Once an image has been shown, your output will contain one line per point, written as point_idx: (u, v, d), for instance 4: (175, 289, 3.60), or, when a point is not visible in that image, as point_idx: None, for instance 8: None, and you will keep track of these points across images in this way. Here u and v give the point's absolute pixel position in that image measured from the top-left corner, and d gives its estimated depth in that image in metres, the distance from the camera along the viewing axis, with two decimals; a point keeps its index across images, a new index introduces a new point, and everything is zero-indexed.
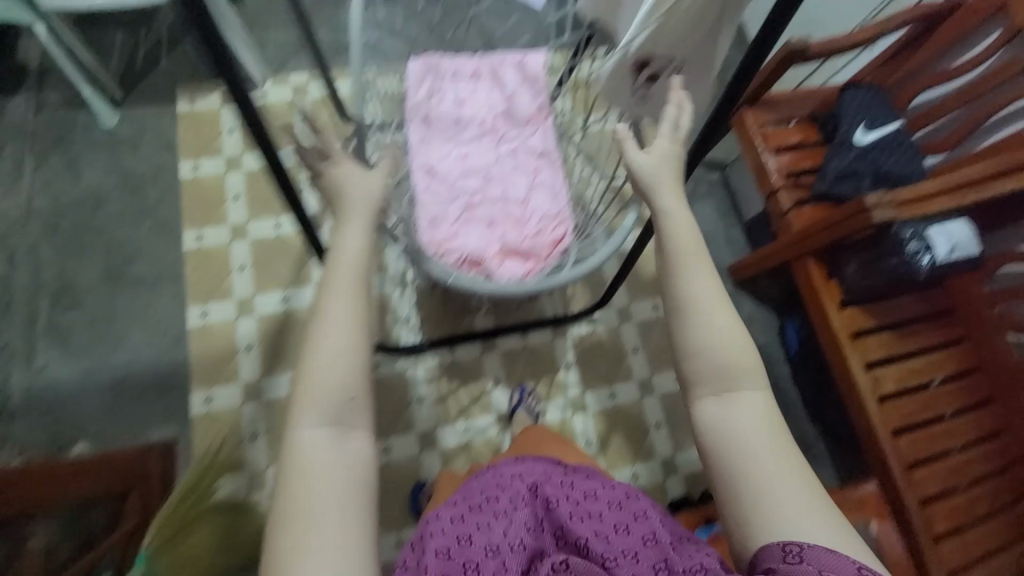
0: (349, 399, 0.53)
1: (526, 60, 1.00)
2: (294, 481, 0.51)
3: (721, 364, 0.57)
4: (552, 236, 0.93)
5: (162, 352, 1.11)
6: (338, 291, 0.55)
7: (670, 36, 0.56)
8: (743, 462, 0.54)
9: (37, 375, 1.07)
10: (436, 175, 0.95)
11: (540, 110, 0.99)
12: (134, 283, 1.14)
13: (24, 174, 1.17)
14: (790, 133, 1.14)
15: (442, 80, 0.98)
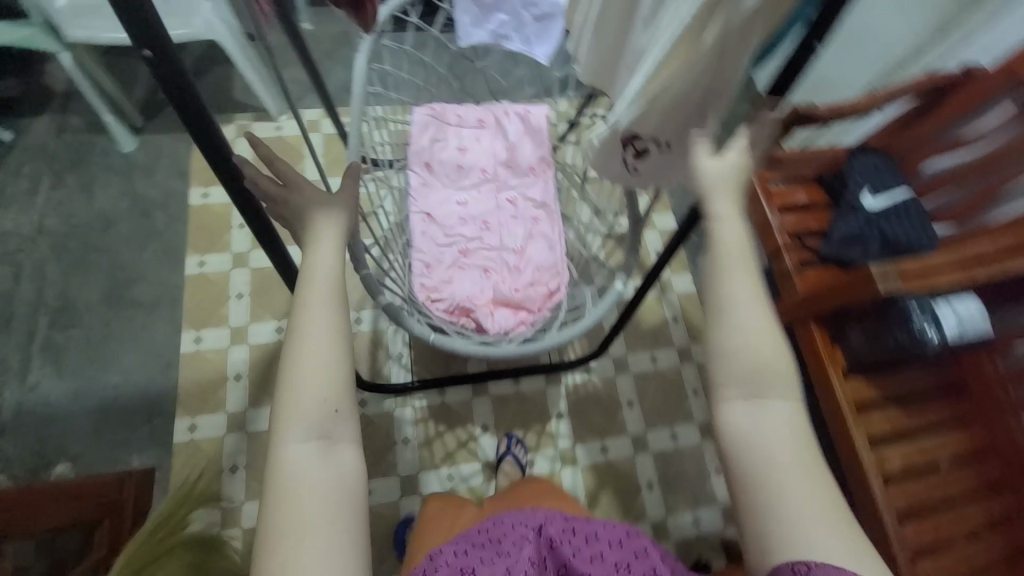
0: (334, 412, 0.47)
1: (529, 113, 1.03)
2: (278, 500, 0.44)
3: (760, 363, 0.48)
4: (545, 288, 0.94)
5: (152, 376, 1.11)
6: (314, 296, 0.49)
7: (656, 118, 0.57)
8: (768, 476, 0.45)
9: (27, 392, 1.07)
10: (434, 220, 0.98)
11: (541, 161, 1.02)
12: (133, 304, 1.15)
13: (40, 193, 1.21)
14: (795, 194, 1.13)
15: (447, 128, 1.02)
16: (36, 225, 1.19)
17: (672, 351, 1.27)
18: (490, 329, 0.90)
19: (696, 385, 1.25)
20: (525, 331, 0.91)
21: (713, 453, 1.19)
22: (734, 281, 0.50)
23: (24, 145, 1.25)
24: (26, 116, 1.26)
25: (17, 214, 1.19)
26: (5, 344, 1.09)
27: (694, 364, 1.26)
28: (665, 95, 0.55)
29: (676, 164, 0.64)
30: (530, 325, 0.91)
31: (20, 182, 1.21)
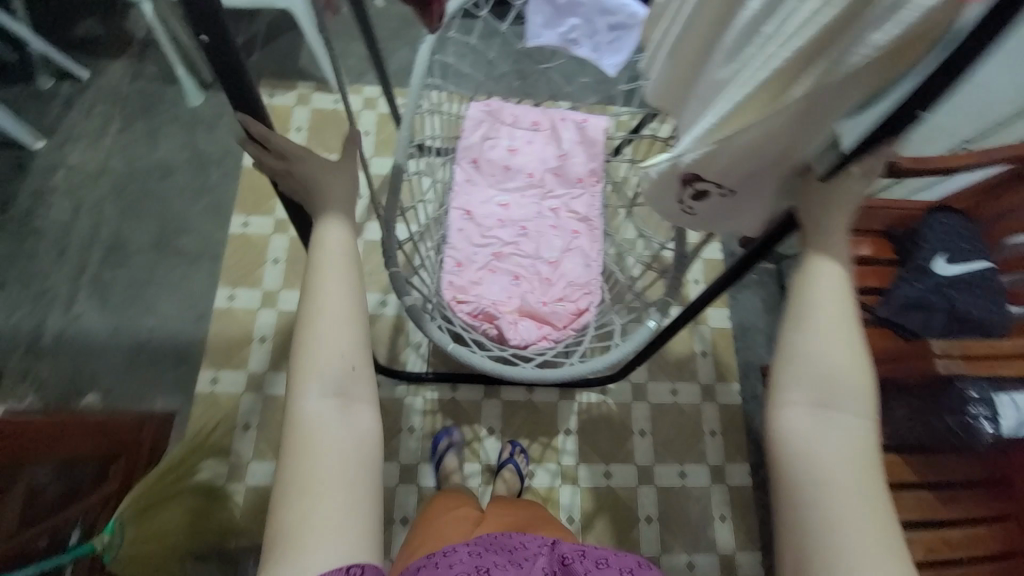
0: (350, 369, 0.51)
1: (587, 123, 1.03)
2: (300, 453, 0.48)
3: (832, 373, 0.53)
4: (574, 306, 0.94)
5: (185, 325, 1.15)
6: (326, 274, 0.52)
7: (723, 164, 0.54)
8: (820, 476, 0.51)
9: (71, 321, 1.13)
10: (473, 220, 0.99)
11: (591, 174, 1.01)
12: (178, 254, 1.20)
13: (108, 133, 1.27)
14: (860, 245, 1.04)
15: (501, 128, 1.03)
16: (101, 164, 1.25)
17: (694, 386, 1.22)
18: (512, 339, 0.89)
19: (715, 426, 1.20)
20: (546, 346, 0.90)
21: (721, 499, 1.15)
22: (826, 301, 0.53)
23: (101, 85, 1.30)
24: (105, 58, 1.32)
25: (85, 150, 1.25)
26: (57, 273, 1.16)
27: (715, 402, 1.21)
28: (737, 143, 0.51)
29: (738, 211, 0.61)
30: (552, 341, 0.91)
31: (91, 120, 1.27)
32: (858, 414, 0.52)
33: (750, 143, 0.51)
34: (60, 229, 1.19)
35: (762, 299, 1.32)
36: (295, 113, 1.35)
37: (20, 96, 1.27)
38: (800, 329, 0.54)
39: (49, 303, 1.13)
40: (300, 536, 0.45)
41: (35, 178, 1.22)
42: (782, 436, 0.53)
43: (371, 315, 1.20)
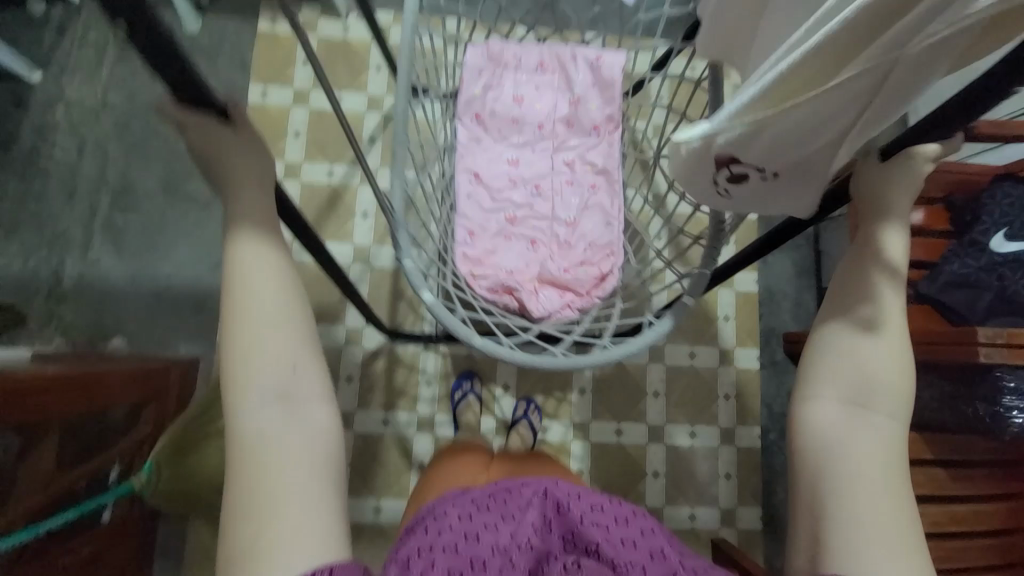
0: (290, 370, 0.52)
1: (600, 60, 0.97)
2: (250, 472, 0.49)
3: (870, 373, 0.54)
4: (597, 270, 0.93)
5: (200, 272, 1.14)
6: (243, 280, 0.52)
7: (768, 144, 0.49)
8: (849, 473, 0.52)
9: (89, 266, 1.12)
10: (482, 182, 0.96)
11: (608, 120, 0.98)
12: (188, 198, 1.16)
13: (104, 63, 1.19)
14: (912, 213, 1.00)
15: (502, 73, 0.98)
16: (101, 98, 1.18)
17: (712, 349, 1.21)
18: (533, 311, 0.89)
19: (730, 390, 1.20)
20: (569, 314, 0.90)
21: (728, 459, 1.17)
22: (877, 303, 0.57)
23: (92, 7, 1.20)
24: None
25: (81, 82, 1.18)
26: (69, 216, 1.13)
27: (733, 366, 1.21)
28: (783, 123, 0.46)
29: (782, 196, 0.56)
30: (575, 309, 0.91)
31: (84, 48, 1.19)
32: (891, 418, 0.54)
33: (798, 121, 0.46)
34: (66, 169, 1.15)
35: (793, 262, 1.26)
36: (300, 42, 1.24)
37: (7, 18, 1.18)
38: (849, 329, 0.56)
39: (64, 247, 1.12)
40: (254, 558, 0.47)
41: (33, 113, 1.16)
42: (815, 435, 0.54)
43: (387, 268, 1.19)
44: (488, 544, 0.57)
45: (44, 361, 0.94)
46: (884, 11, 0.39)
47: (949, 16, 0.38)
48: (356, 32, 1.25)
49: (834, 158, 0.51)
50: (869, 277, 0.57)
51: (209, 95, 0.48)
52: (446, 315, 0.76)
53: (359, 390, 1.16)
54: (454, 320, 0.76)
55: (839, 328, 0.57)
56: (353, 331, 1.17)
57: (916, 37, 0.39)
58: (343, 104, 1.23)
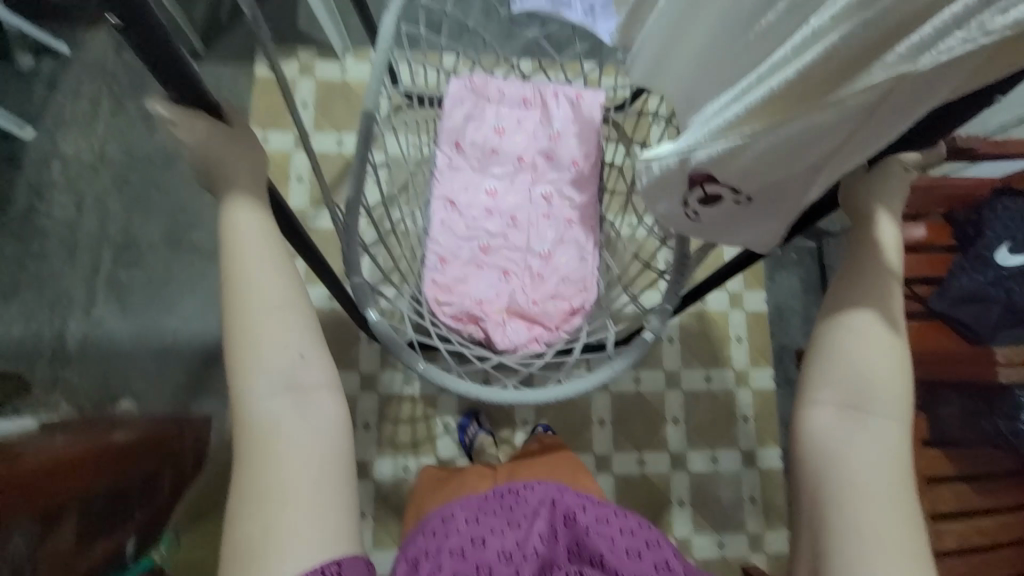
0: (299, 358, 0.54)
1: (580, 99, 0.99)
2: (256, 461, 0.50)
3: (869, 381, 0.54)
4: (567, 305, 0.93)
5: (209, 324, 1.12)
6: (243, 273, 0.54)
7: (750, 164, 0.49)
8: (845, 476, 0.52)
9: (92, 326, 1.10)
10: (456, 209, 0.98)
11: (585, 158, 0.99)
12: (192, 251, 1.15)
13: (101, 117, 1.18)
14: (914, 230, 1.02)
15: (484, 105, 1.00)
16: (99, 154, 1.16)
17: (728, 372, 1.21)
18: (498, 342, 0.90)
19: (748, 411, 1.20)
20: (536, 348, 0.91)
21: (751, 482, 1.17)
22: (875, 309, 0.57)
23: (86, 63, 1.19)
24: (84, 30, 1.20)
25: (78, 139, 1.16)
26: (69, 275, 1.11)
27: (749, 388, 1.21)
28: (766, 146, 0.47)
29: (750, 220, 0.59)
30: (543, 342, 0.92)
31: (80, 104, 1.18)
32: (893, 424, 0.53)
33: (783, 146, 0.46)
34: (65, 228, 1.12)
35: (800, 279, 1.27)
36: (299, 86, 1.24)
37: None
38: (844, 334, 0.57)
39: (67, 306, 1.09)
40: (257, 549, 0.48)
41: (29, 172, 1.13)
42: (812, 437, 0.56)
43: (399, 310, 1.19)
44: (493, 550, 0.59)
45: (51, 427, 0.89)
46: (874, 39, 0.38)
47: (962, 34, 0.34)
48: (355, 74, 1.25)
49: (807, 188, 0.52)
50: (864, 285, 0.57)
51: (205, 99, 0.49)
52: (395, 340, 0.81)
53: (377, 437, 1.14)
54: (401, 343, 0.81)
55: (833, 335, 0.57)
56: (367, 376, 1.16)
57: (925, 53, 0.35)
58: (346, 146, 1.23)
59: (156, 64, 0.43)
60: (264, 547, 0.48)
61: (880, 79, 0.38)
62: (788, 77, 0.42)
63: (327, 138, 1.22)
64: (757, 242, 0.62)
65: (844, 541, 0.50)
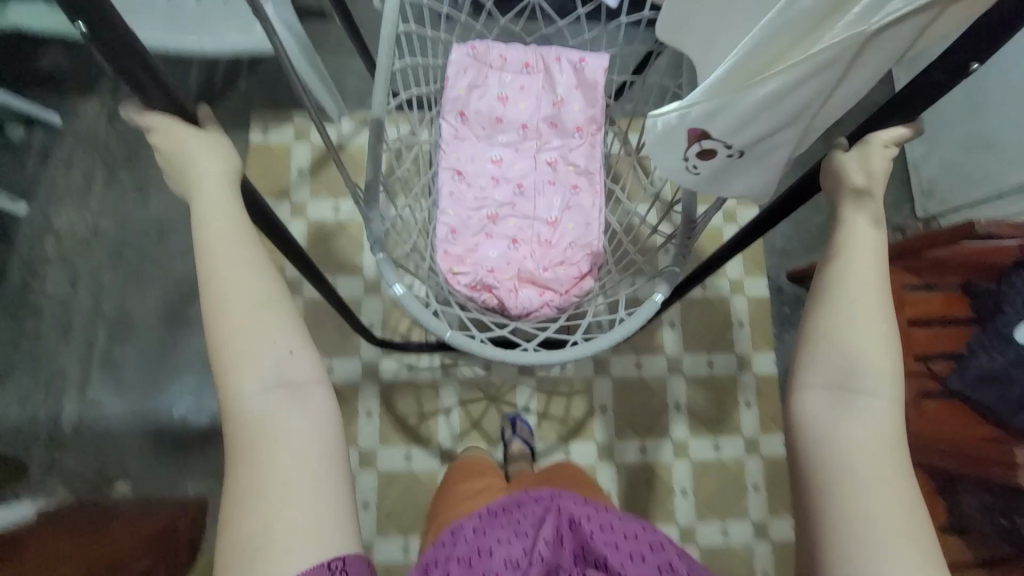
0: (288, 353, 0.49)
1: (584, 62, 0.96)
2: (244, 457, 0.46)
3: (863, 358, 0.48)
4: (576, 270, 0.92)
5: (205, 400, 1.10)
6: (212, 249, 0.49)
7: (738, 116, 0.51)
8: (845, 461, 0.46)
9: (88, 406, 1.08)
10: (465, 179, 0.95)
11: (589, 122, 0.96)
12: (186, 324, 1.13)
13: (94, 189, 1.16)
14: (930, 304, 1.02)
15: (489, 72, 0.97)
16: (92, 228, 1.14)
17: (739, 440, 1.18)
18: (512, 309, 0.90)
19: (759, 480, 1.16)
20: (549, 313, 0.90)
21: (765, 555, 1.13)
22: (858, 279, 0.50)
23: (76, 132, 1.18)
24: (75, 98, 1.19)
25: (70, 212, 1.15)
26: (64, 354, 1.10)
27: (760, 455, 1.17)
28: (753, 100, 0.49)
29: (744, 172, 0.58)
30: (555, 308, 0.91)
31: (72, 175, 1.16)
32: (887, 404, 0.47)
33: (772, 97, 0.49)
34: (59, 304, 1.11)
35: None
36: (295, 151, 1.22)
37: None
38: (831, 308, 0.50)
39: (62, 388, 1.09)
40: (256, 548, 0.43)
41: (22, 246, 1.13)
42: (801, 423, 0.50)
43: (400, 382, 1.17)
44: (500, 560, 0.51)
45: (51, 516, 0.91)
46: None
47: (900, 2, 0.41)
48: (352, 136, 1.23)
49: (791, 140, 0.55)
50: (852, 256, 0.51)
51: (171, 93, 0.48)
52: (422, 313, 0.84)
53: (378, 514, 1.11)
54: (428, 314, 0.84)
55: (816, 311, 0.51)
56: (366, 452, 1.14)
57: (875, 15, 0.42)
58: (342, 212, 1.21)
59: (124, 67, 0.43)
60: (237, 543, 0.44)
61: (842, 34, 0.44)
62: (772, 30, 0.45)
63: (325, 205, 1.21)
64: (749, 195, 0.61)
65: (847, 534, 0.44)
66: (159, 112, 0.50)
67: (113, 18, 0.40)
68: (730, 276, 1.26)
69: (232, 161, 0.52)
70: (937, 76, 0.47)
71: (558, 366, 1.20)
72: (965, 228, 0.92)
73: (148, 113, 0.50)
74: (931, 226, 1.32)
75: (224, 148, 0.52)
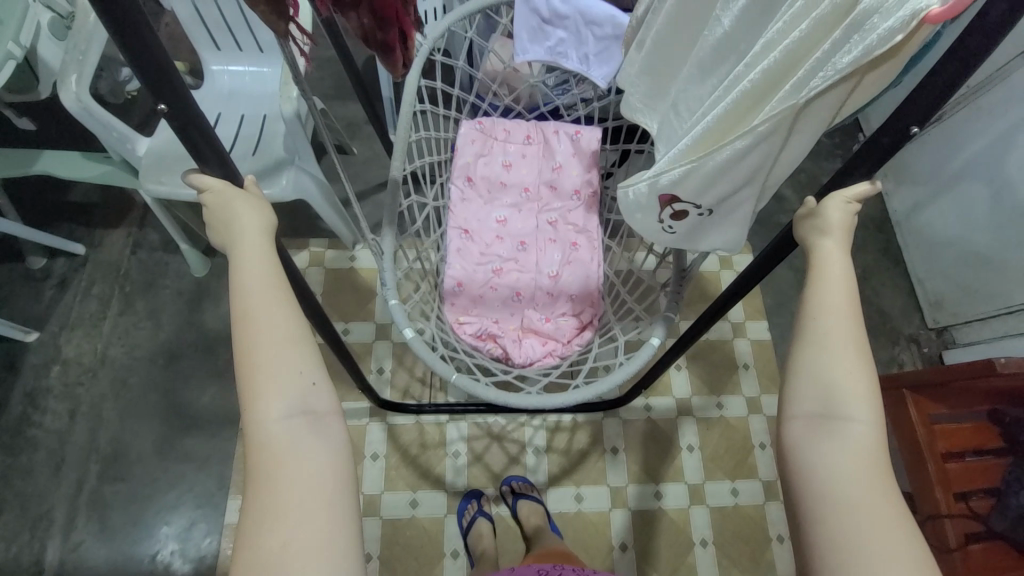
0: (311, 385, 0.49)
1: (580, 134, 1.00)
2: (261, 488, 0.44)
3: (846, 380, 0.49)
4: (576, 322, 0.93)
5: (192, 544, 1.03)
6: (253, 284, 0.50)
7: (695, 182, 0.59)
8: (836, 478, 0.46)
9: (69, 551, 1.01)
10: (472, 238, 0.97)
11: (586, 186, 0.99)
12: (184, 457, 1.08)
13: (108, 317, 1.18)
14: (963, 435, 0.98)
15: (493, 143, 1.01)
16: (100, 356, 1.15)
17: None
18: (516, 357, 0.91)
19: None
20: (551, 363, 0.91)
21: None
22: (838, 308, 0.52)
23: (97, 260, 1.22)
24: (102, 228, 1.24)
25: (82, 340, 1.16)
26: (52, 494, 1.04)
27: None
28: (712, 165, 0.56)
29: (714, 230, 0.66)
30: (557, 358, 0.92)
31: (89, 303, 1.19)
32: (870, 423, 0.48)
33: (721, 166, 0.56)
34: (55, 438, 1.08)
35: None
36: (308, 275, 1.25)
37: (8, 280, 1.19)
38: (819, 335, 0.51)
39: (44, 531, 1.02)
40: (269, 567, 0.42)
41: (27, 376, 1.12)
42: (792, 443, 0.50)
43: (403, 520, 1.10)
44: None
45: None
46: (767, 82, 0.50)
47: (823, 74, 0.45)
48: (364, 260, 1.28)
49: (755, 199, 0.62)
50: (841, 286, 0.53)
51: (226, 163, 0.50)
52: (428, 355, 0.83)
53: None
54: (434, 358, 0.84)
55: (803, 336, 0.52)
56: None
57: (803, 90, 0.47)
58: (352, 334, 1.22)
59: (195, 149, 0.47)
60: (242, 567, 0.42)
61: (777, 108, 0.49)
62: (727, 108, 0.53)
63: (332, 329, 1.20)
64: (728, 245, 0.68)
65: (840, 549, 0.43)
66: (212, 176, 0.51)
67: (197, 114, 0.45)
68: (745, 393, 1.22)
69: (268, 218, 0.53)
70: (885, 142, 0.50)
71: (571, 497, 1.13)
72: (984, 363, 0.90)
73: (202, 176, 0.51)
74: (944, 335, 1.33)
75: (259, 205, 0.53)
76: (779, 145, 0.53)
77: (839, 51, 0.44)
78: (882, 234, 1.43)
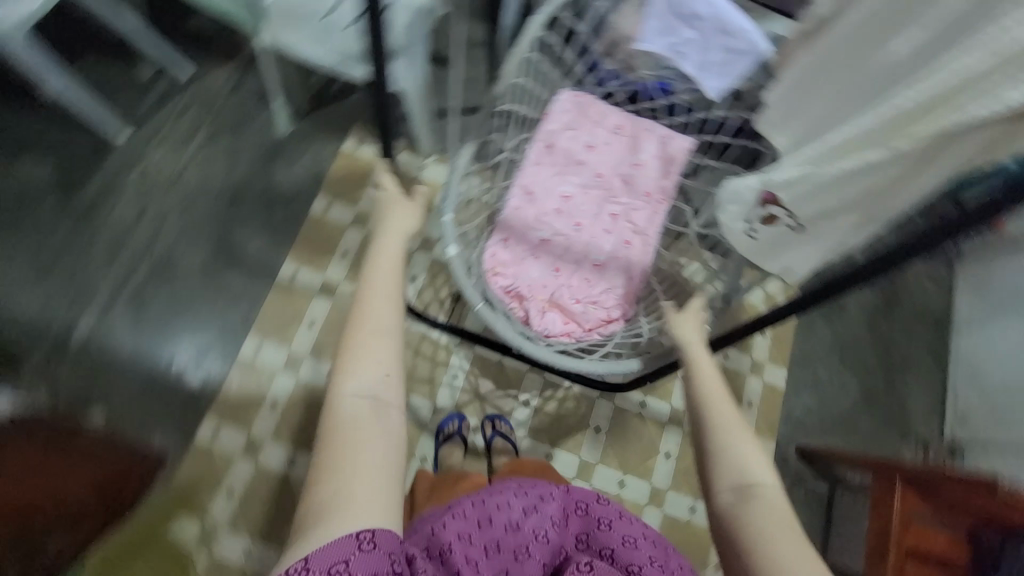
0: (385, 377, 0.55)
1: (672, 139, 0.99)
2: (331, 451, 0.49)
3: (741, 452, 0.58)
4: (604, 313, 0.95)
5: (204, 363, 1.13)
6: (375, 276, 0.60)
7: (804, 188, 0.63)
8: (745, 537, 0.52)
9: (101, 328, 1.12)
10: (533, 201, 0.98)
11: (660, 191, 0.98)
12: (221, 288, 1.17)
13: (193, 141, 1.26)
14: (934, 539, 0.97)
15: (584, 121, 1.01)
16: (176, 173, 1.23)
17: None
18: (535, 326, 0.94)
19: None
20: (566, 341, 0.94)
21: None
22: (714, 395, 0.63)
23: (198, 88, 1.29)
24: (211, 61, 1.31)
25: (164, 153, 1.24)
26: (101, 276, 1.15)
27: None
28: (830, 173, 0.60)
29: (793, 248, 0.69)
30: (573, 338, 0.94)
31: (180, 123, 1.26)
32: (768, 483, 0.55)
33: (838, 176, 0.60)
34: (118, 229, 1.18)
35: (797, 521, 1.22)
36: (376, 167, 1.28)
37: (116, 76, 1.27)
38: (703, 415, 0.62)
39: (85, 303, 1.13)
40: (326, 512, 0.46)
41: (110, 167, 1.21)
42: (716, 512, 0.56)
43: None
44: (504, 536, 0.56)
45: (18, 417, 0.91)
46: (916, 112, 0.53)
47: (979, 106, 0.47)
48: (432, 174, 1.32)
49: (857, 229, 0.64)
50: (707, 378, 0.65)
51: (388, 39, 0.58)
52: (464, 278, 0.93)
53: None
54: (467, 282, 0.92)
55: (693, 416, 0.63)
56: None
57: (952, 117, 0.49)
58: None
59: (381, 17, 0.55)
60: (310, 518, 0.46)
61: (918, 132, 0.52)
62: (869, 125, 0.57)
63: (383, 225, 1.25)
64: (794, 273, 0.72)
65: None
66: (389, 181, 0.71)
67: None
68: None
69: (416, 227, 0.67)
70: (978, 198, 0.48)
71: (542, 455, 1.18)
72: None
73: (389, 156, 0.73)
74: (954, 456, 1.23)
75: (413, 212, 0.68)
76: (902, 174, 0.56)
77: (1007, 86, 0.45)
78: (937, 334, 1.38)
